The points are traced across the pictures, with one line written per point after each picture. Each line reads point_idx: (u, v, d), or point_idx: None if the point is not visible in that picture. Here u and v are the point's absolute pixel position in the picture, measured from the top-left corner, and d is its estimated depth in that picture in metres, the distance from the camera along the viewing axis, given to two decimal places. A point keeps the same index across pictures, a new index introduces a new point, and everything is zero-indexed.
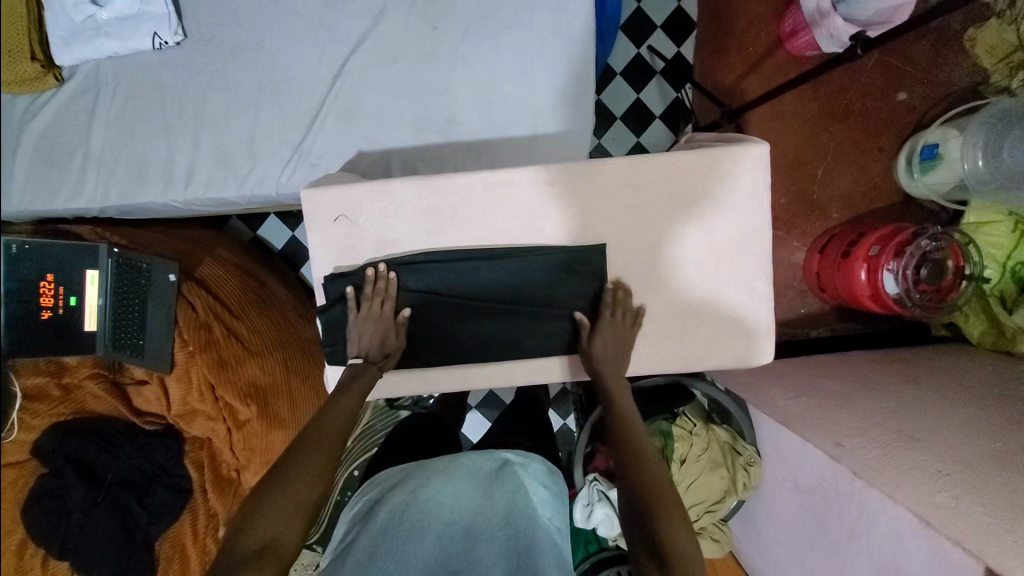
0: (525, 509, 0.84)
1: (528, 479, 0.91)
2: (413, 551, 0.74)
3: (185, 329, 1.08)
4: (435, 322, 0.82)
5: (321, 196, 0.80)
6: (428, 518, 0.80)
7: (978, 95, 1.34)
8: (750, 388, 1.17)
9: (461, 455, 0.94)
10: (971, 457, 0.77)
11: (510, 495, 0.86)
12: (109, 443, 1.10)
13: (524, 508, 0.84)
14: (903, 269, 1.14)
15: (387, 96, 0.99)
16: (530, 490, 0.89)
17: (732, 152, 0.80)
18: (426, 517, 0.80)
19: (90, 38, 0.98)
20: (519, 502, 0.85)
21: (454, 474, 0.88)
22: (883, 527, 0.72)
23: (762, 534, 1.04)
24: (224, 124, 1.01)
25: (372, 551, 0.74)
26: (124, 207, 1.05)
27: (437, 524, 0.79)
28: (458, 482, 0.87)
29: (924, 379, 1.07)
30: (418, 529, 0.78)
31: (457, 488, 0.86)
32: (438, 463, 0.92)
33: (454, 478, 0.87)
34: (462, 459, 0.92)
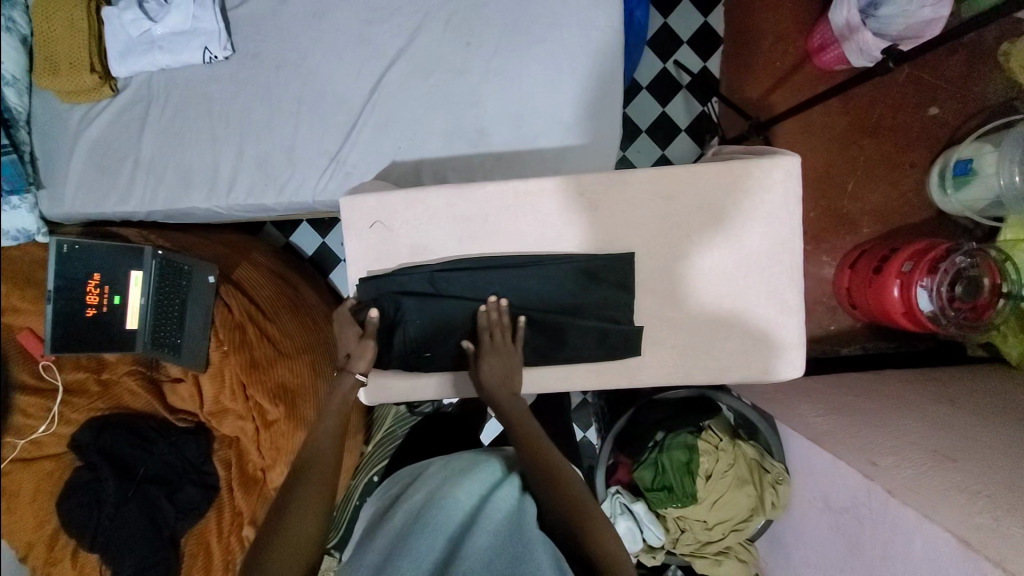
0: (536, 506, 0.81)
1: None
2: (421, 551, 0.74)
3: (221, 330, 1.11)
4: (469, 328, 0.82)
5: (358, 203, 0.83)
6: (441, 515, 0.79)
7: (1014, 111, 1.32)
8: (778, 404, 1.14)
9: (482, 455, 0.93)
10: (1012, 478, 0.75)
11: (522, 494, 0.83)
12: (143, 440, 1.14)
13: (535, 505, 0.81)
14: (938, 287, 1.12)
15: (421, 108, 1.02)
16: None
17: (764, 163, 0.80)
18: (439, 515, 0.79)
19: (145, 52, 1.04)
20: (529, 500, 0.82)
21: (471, 473, 0.87)
22: (918, 548, 0.71)
23: (790, 554, 1.02)
24: (266, 133, 1.05)
25: (386, 553, 0.75)
26: (169, 211, 1.10)
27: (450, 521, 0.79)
28: (470, 479, 0.86)
29: (959, 398, 1.05)
30: (429, 526, 0.77)
31: (467, 484, 0.85)
32: (458, 462, 0.92)
33: (466, 475, 0.87)
34: (482, 458, 0.91)
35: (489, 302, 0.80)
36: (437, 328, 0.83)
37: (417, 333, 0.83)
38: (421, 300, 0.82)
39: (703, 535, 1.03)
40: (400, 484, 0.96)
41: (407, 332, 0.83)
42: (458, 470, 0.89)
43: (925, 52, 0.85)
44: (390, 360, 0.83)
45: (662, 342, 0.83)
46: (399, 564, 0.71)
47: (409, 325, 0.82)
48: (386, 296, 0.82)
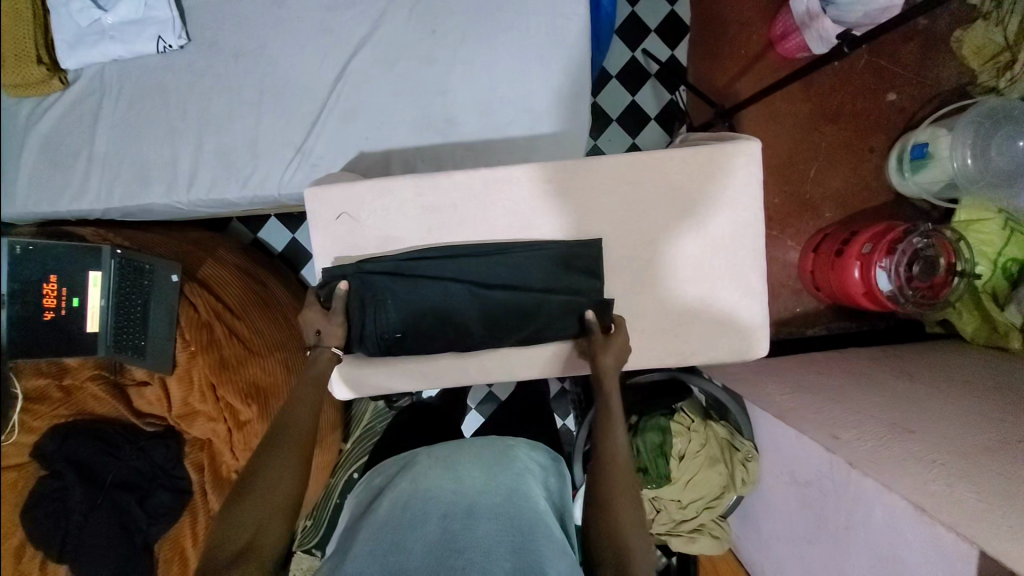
0: (525, 497, 0.83)
1: (530, 463, 0.93)
2: (415, 539, 0.75)
3: (188, 330, 1.09)
4: (445, 312, 0.82)
5: (325, 195, 0.81)
6: (427, 505, 0.80)
7: (966, 96, 1.37)
8: (747, 384, 1.17)
9: (463, 444, 0.94)
10: (964, 446, 0.79)
11: (510, 483, 0.85)
12: (110, 445, 1.11)
13: (522, 495, 0.83)
14: (897, 267, 1.16)
15: (387, 98, 1.01)
16: (532, 475, 0.89)
17: (726, 148, 0.81)
18: (428, 504, 0.80)
19: (96, 42, 1.00)
20: (518, 490, 0.84)
21: (455, 463, 0.89)
22: (878, 515, 0.74)
23: (761, 530, 1.05)
24: (227, 125, 1.02)
25: (373, 544, 0.75)
26: (127, 209, 1.06)
27: (439, 506, 0.80)
28: (455, 469, 0.87)
29: (918, 374, 1.09)
30: (419, 517, 0.78)
31: (453, 474, 0.86)
32: (439, 452, 0.93)
33: (451, 465, 0.88)
34: (464, 451, 0.92)
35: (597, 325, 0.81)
36: (408, 315, 0.81)
37: (391, 319, 0.81)
38: (398, 286, 0.81)
39: (678, 514, 1.05)
40: (380, 478, 0.95)
41: (380, 318, 0.81)
42: (441, 460, 0.90)
43: (878, 36, 0.88)
44: (356, 347, 0.83)
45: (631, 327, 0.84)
46: (392, 556, 0.72)
47: (383, 309, 0.81)
48: (356, 279, 0.81)
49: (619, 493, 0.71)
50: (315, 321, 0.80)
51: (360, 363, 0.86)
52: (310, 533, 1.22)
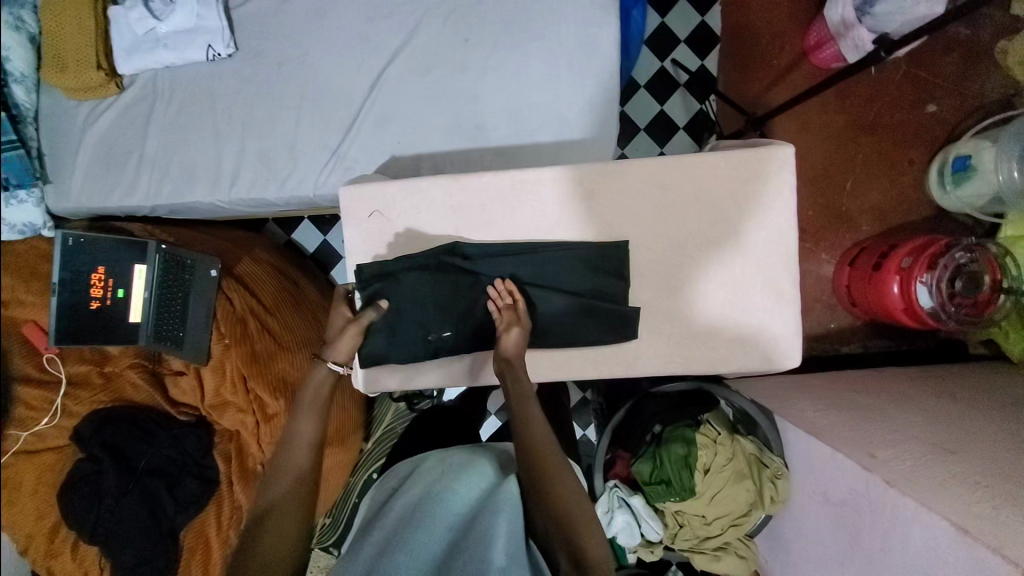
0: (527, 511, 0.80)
1: None
2: (421, 545, 0.76)
3: (223, 322, 1.13)
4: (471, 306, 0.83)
5: (356, 193, 0.83)
6: (434, 517, 0.80)
7: (1012, 108, 1.33)
8: (778, 399, 1.13)
9: (478, 450, 0.93)
10: (1010, 469, 0.74)
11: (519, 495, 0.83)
12: (145, 433, 1.15)
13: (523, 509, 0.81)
14: (937, 283, 1.12)
15: (420, 103, 1.03)
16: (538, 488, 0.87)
17: (757, 154, 0.80)
18: (434, 514, 0.80)
19: (150, 49, 1.07)
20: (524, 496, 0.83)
21: (467, 471, 0.88)
22: (917, 538, 0.70)
23: (790, 551, 1.01)
24: (268, 128, 1.07)
25: (381, 550, 0.77)
26: (172, 206, 1.12)
27: (444, 521, 0.80)
28: (466, 477, 0.86)
29: (960, 394, 1.04)
30: (424, 528, 0.78)
31: (464, 485, 0.85)
32: (454, 458, 0.92)
33: (462, 474, 0.87)
34: (478, 457, 0.91)
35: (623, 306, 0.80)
36: (444, 327, 0.83)
37: (413, 313, 0.83)
38: (435, 291, 0.83)
39: (702, 530, 1.02)
40: (395, 479, 0.96)
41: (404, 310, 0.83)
42: (455, 464, 0.90)
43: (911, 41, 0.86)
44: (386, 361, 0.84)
45: (655, 331, 0.83)
46: (398, 557, 0.74)
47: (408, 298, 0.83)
48: (381, 275, 0.83)
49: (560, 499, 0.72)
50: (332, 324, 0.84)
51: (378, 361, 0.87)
52: (329, 530, 1.20)
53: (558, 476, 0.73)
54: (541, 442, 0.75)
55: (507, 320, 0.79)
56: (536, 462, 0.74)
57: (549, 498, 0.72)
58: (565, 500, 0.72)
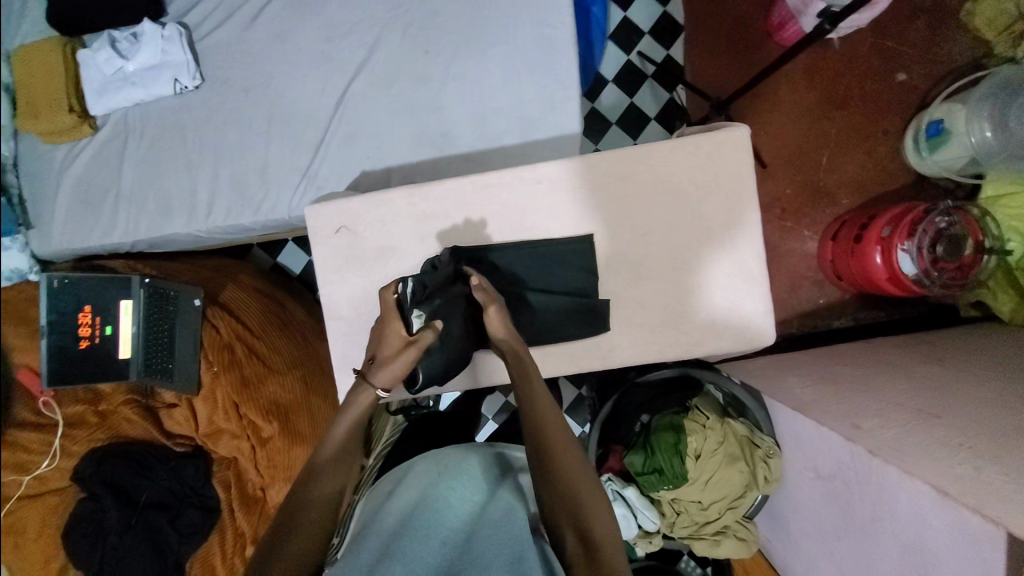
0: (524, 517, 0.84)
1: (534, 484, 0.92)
2: (417, 554, 0.76)
3: (211, 351, 1.14)
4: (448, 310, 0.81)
5: (323, 211, 0.84)
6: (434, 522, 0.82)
7: (981, 68, 1.32)
8: (769, 379, 1.13)
9: (472, 451, 0.95)
10: (996, 428, 0.74)
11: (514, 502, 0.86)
12: (143, 467, 1.16)
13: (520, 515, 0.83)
14: (919, 249, 1.11)
15: (385, 117, 1.05)
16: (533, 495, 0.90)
17: (713, 137, 0.81)
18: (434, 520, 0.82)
19: (119, 89, 1.09)
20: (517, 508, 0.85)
21: (462, 476, 0.90)
22: (904, 506, 0.69)
23: (791, 531, 1.00)
24: (239, 156, 1.09)
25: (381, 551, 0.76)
26: (152, 240, 1.13)
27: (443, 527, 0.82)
28: (463, 483, 0.89)
29: (950, 358, 1.03)
30: (425, 532, 0.80)
31: (459, 491, 0.88)
32: (449, 459, 0.92)
33: (459, 480, 0.89)
34: (472, 459, 0.93)
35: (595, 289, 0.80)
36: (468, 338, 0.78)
37: None
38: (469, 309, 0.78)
39: (699, 516, 1.02)
40: (387, 480, 0.94)
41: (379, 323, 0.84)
42: (451, 468, 0.91)
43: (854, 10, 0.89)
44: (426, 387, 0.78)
45: (630, 322, 0.83)
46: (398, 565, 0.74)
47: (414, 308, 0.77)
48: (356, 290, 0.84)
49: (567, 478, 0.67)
50: (386, 347, 0.71)
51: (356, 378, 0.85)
52: None
53: (564, 454, 0.68)
54: (545, 416, 0.70)
55: (485, 300, 0.75)
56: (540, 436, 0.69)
57: (551, 475, 0.68)
58: (571, 475, 0.67)
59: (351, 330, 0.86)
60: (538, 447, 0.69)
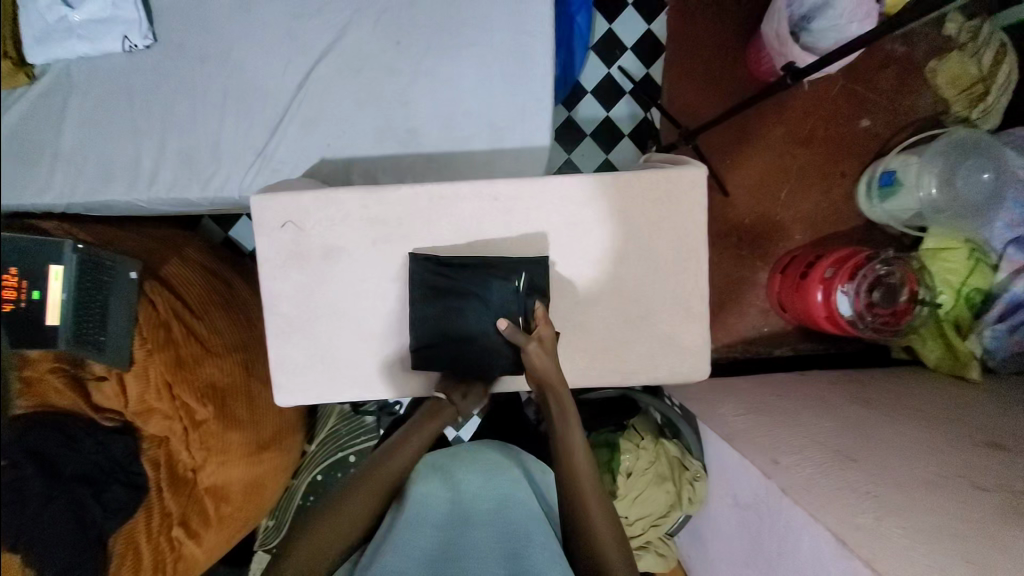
0: (518, 503, 0.88)
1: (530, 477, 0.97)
2: (417, 539, 0.80)
3: (145, 327, 1.07)
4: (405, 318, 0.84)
5: (269, 202, 0.81)
6: (430, 511, 0.87)
7: (940, 124, 1.38)
8: (704, 403, 1.16)
9: (468, 451, 1.00)
10: (901, 478, 0.78)
11: (512, 488, 0.91)
12: (70, 438, 1.09)
13: (513, 504, 0.88)
14: (858, 292, 1.16)
15: (351, 106, 1.01)
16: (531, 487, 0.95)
17: (670, 173, 0.81)
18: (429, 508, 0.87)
19: (62, 38, 1.00)
20: (515, 498, 0.89)
21: (457, 472, 0.95)
22: (806, 545, 0.74)
23: (707, 549, 1.06)
24: (190, 126, 1.03)
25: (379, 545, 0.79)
26: (89, 205, 1.06)
27: (438, 516, 0.86)
28: (459, 478, 0.94)
29: (873, 400, 1.09)
30: (420, 519, 0.84)
31: (456, 483, 0.93)
32: (444, 460, 0.98)
33: (455, 475, 0.95)
34: (468, 456, 0.99)
35: (581, 330, 0.84)
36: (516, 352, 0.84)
37: (332, 325, 0.84)
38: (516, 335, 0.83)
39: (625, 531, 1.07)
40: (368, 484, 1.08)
41: (322, 324, 0.84)
42: (446, 468, 0.96)
43: (816, 69, 0.92)
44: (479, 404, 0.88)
45: (571, 345, 0.84)
46: (394, 552, 0.76)
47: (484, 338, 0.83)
48: (301, 286, 0.83)
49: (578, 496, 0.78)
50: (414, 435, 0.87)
51: (292, 378, 0.85)
52: (270, 534, 1.34)
53: (581, 472, 0.80)
54: (574, 441, 0.80)
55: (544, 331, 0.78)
56: (565, 460, 0.80)
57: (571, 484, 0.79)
58: (584, 493, 0.78)
59: (290, 327, 0.84)
60: (572, 501, 0.78)
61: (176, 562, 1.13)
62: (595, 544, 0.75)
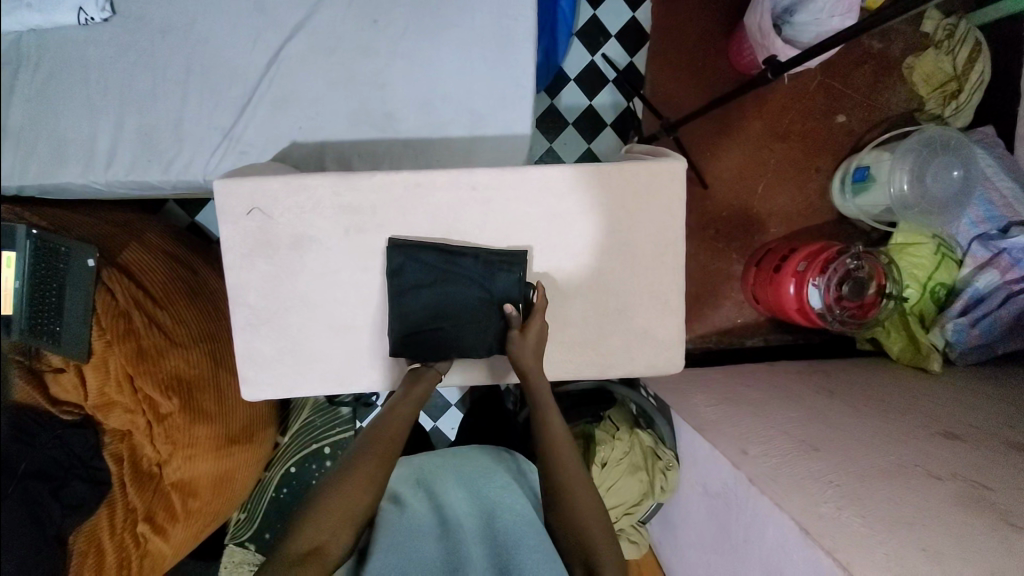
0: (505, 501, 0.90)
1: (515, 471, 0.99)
2: (409, 547, 0.82)
3: (103, 316, 1.02)
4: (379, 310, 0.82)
5: (234, 188, 0.77)
6: (420, 518, 0.88)
7: (913, 121, 1.41)
8: (678, 394, 1.18)
9: (452, 455, 1.01)
10: (864, 468, 0.81)
11: (499, 486, 0.93)
12: (23, 433, 1.04)
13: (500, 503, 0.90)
14: (828, 285, 1.18)
15: (324, 88, 0.97)
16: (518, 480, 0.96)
17: (650, 166, 0.81)
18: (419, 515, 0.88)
19: (10, 8, 0.94)
20: (502, 495, 0.91)
21: (443, 478, 0.96)
22: (772, 534, 0.75)
23: (677, 536, 1.08)
24: (150, 105, 0.98)
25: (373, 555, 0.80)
26: (42, 187, 1.01)
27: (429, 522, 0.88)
28: (445, 484, 0.95)
29: (839, 391, 1.12)
30: (410, 527, 0.85)
31: (443, 489, 0.94)
32: (430, 467, 0.99)
33: (441, 482, 0.96)
34: (453, 460, 1.00)
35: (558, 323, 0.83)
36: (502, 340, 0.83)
37: (303, 317, 0.82)
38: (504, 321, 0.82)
39: None
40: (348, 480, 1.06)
41: (292, 315, 0.81)
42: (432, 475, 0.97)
43: (795, 65, 0.92)
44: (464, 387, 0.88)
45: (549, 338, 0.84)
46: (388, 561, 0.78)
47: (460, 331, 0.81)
48: (270, 276, 0.80)
49: (567, 489, 0.78)
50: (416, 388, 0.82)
51: (260, 370, 0.82)
52: (243, 527, 1.31)
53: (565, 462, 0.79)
54: (555, 429, 0.81)
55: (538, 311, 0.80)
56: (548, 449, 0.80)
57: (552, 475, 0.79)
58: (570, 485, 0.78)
59: (257, 318, 0.82)
60: (558, 492, 0.78)
61: (142, 557, 1.10)
62: (585, 534, 0.76)
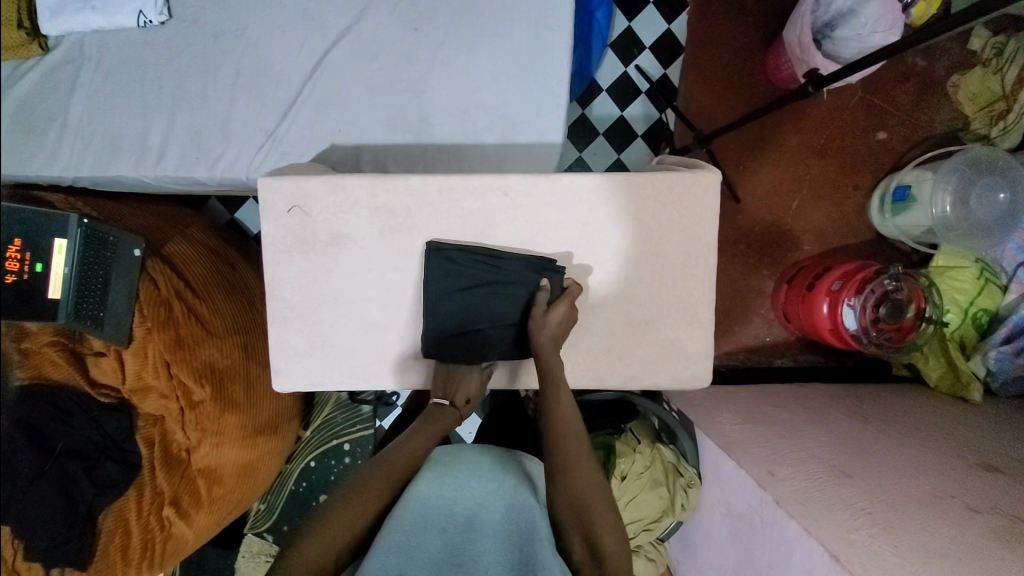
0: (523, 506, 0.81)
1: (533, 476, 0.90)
2: (416, 546, 0.73)
3: (146, 304, 1.07)
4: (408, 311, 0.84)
5: (276, 186, 0.80)
6: (427, 514, 0.78)
7: (958, 141, 1.36)
8: (703, 410, 1.16)
9: (466, 449, 0.89)
10: (898, 496, 0.78)
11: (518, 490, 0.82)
12: (64, 413, 1.09)
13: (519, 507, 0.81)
14: (863, 306, 1.15)
15: (364, 93, 1.00)
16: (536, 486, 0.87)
17: (684, 178, 0.80)
18: (426, 508, 0.78)
19: (76, 11, 1.00)
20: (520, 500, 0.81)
21: (455, 468, 0.84)
22: (798, 558, 0.73)
23: (696, 556, 1.06)
24: (199, 105, 1.03)
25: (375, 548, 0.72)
26: (95, 179, 1.06)
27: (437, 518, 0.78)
28: (459, 474, 0.84)
29: (871, 416, 1.08)
30: (417, 523, 0.76)
31: (457, 481, 0.83)
32: (441, 457, 0.87)
33: (454, 471, 0.84)
34: (466, 452, 0.88)
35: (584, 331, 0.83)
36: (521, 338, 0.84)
37: (335, 313, 0.83)
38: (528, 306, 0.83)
39: None
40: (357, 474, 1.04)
41: (324, 311, 0.83)
42: (445, 463, 0.85)
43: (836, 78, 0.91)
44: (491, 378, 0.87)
45: (575, 346, 0.84)
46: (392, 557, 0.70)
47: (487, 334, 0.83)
48: (305, 272, 0.82)
49: (580, 485, 0.76)
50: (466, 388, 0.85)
51: (291, 362, 0.84)
52: (262, 517, 1.35)
53: (576, 459, 0.78)
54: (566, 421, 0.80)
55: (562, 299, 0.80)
56: (558, 444, 0.79)
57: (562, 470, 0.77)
58: (580, 484, 0.76)
59: (291, 312, 0.84)
60: (570, 489, 0.76)
61: (166, 540, 1.13)
62: (597, 537, 0.74)
